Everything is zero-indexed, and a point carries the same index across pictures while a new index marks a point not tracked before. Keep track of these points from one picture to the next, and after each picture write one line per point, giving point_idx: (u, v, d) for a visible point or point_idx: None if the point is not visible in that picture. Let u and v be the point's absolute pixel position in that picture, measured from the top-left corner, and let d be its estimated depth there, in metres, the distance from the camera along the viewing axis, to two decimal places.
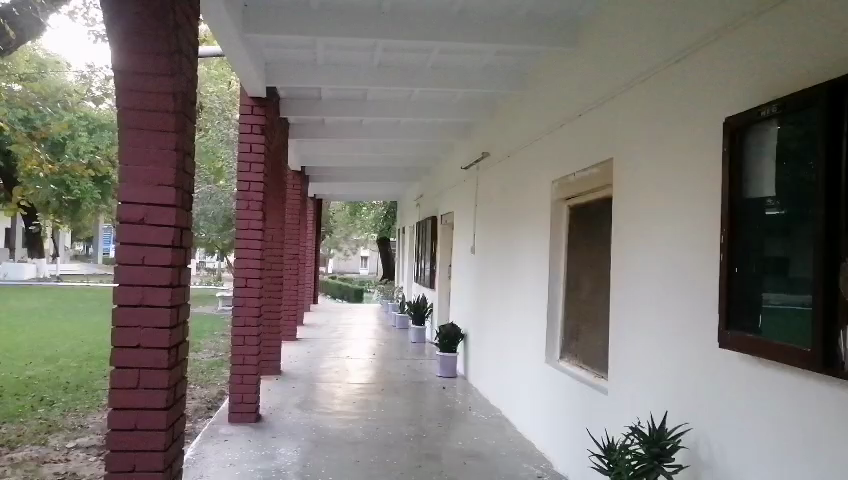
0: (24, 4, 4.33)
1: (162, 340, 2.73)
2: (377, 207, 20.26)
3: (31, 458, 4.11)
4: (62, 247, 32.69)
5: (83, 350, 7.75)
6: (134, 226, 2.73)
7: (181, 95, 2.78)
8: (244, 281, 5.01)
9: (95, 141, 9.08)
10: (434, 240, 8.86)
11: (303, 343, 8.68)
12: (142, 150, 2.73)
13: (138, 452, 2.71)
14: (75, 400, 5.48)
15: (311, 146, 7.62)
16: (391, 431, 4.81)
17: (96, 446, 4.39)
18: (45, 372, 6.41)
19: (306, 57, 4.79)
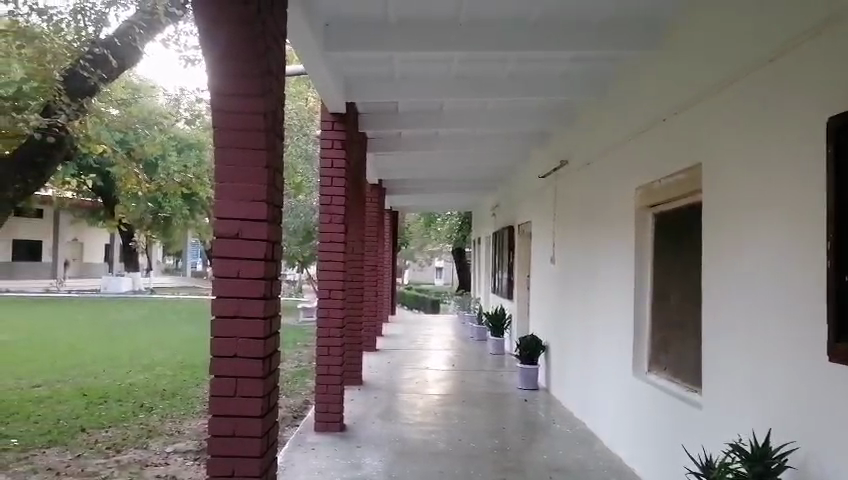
0: (124, 35, 4.63)
1: (257, 350, 2.84)
2: (451, 218, 20.29)
3: (135, 461, 4.35)
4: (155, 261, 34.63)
5: (177, 359, 8.16)
6: (229, 241, 2.85)
7: (271, 114, 2.89)
8: (327, 292, 5.11)
9: (185, 160, 9.59)
10: (512, 250, 8.80)
11: (383, 353, 8.80)
12: (236, 167, 2.85)
13: (236, 458, 2.81)
14: (171, 406, 5.76)
15: (388, 160, 7.77)
16: (474, 442, 4.80)
17: (193, 451, 4.60)
18: (144, 379, 6.79)
19: (384, 73, 4.89)
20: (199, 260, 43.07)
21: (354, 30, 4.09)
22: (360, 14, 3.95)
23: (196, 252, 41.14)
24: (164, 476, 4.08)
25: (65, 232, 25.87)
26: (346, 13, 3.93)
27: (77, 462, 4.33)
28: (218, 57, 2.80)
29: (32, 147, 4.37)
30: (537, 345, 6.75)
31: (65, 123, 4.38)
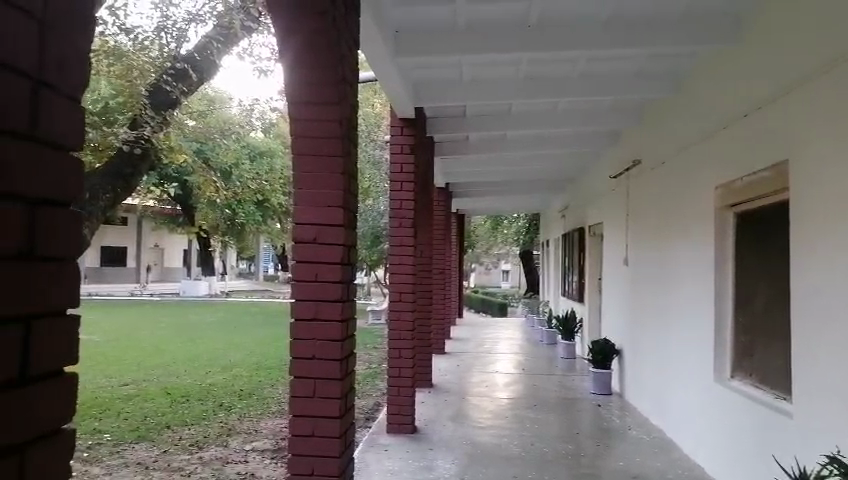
0: (203, 49, 4.88)
1: (334, 352, 2.90)
2: (519, 220, 20.11)
3: (217, 458, 4.52)
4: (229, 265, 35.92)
5: (253, 360, 8.43)
6: (308, 245, 2.93)
7: (345, 121, 2.94)
8: (397, 295, 5.16)
9: (258, 168, 9.92)
10: (582, 252, 8.64)
11: (452, 356, 8.81)
12: (313, 174, 2.92)
13: (315, 457, 2.88)
14: (248, 406, 5.96)
15: (455, 163, 7.80)
16: (547, 447, 4.73)
17: (269, 450, 4.74)
18: (221, 379, 7.06)
19: (452, 77, 4.91)
20: (269, 263, 44.46)
21: (424, 36, 4.13)
22: (430, 21, 4.00)
23: (268, 255, 42.53)
24: (244, 473, 4.24)
25: (147, 238, 27.21)
26: (417, 19, 3.98)
27: (163, 457, 4.54)
28: (295, 67, 2.87)
29: (122, 159, 4.64)
30: (610, 349, 6.60)
31: (150, 134, 4.60)
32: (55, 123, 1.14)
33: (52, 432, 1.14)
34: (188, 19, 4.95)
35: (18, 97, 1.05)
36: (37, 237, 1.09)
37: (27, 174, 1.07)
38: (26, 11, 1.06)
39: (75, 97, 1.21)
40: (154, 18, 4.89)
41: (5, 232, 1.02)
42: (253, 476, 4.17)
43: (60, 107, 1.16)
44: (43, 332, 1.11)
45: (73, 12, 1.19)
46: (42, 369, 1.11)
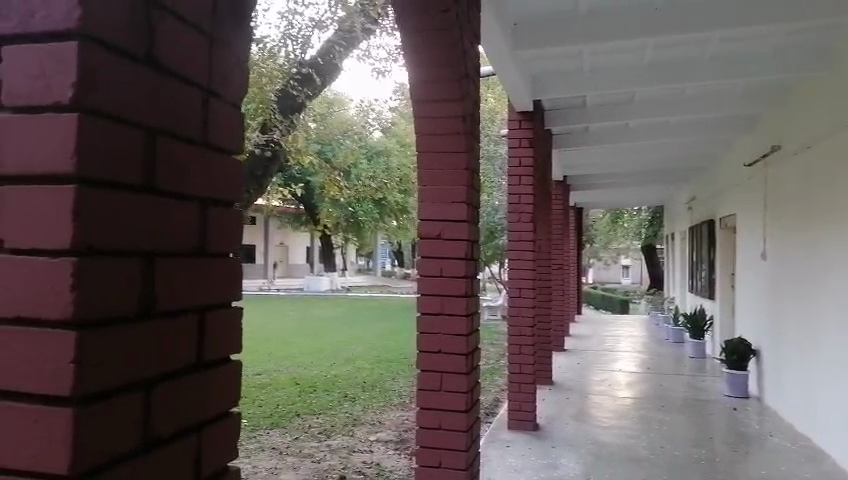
0: (326, 54, 5.15)
1: (461, 347, 2.94)
2: (642, 212, 19.31)
3: (344, 447, 4.71)
4: (349, 261, 37.35)
5: (375, 353, 8.70)
6: (433, 240, 2.98)
7: (468, 117, 2.96)
8: (517, 291, 5.11)
9: (377, 168, 10.23)
10: (712, 246, 8.14)
11: (572, 354, 8.62)
12: (438, 171, 2.97)
13: (443, 450, 2.92)
14: (371, 398, 6.16)
15: (573, 156, 7.61)
16: (678, 451, 4.52)
17: (393, 441, 4.86)
18: (346, 371, 7.35)
19: (571, 67, 4.79)
20: (386, 260, 45.76)
21: (546, 27, 4.05)
22: (551, 9, 3.92)
23: (385, 252, 43.84)
24: (370, 462, 4.39)
25: (273, 236, 28.90)
26: (538, 9, 3.92)
27: (295, 443, 4.80)
28: (418, 65, 2.91)
29: (253, 162, 4.93)
30: (747, 350, 6.17)
31: (279, 137, 4.88)
32: (222, 130, 1.23)
33: (224, 410, 1.24)
34: (312, 26, 5.14)
35: (192, 107, 1.15)
36: (208, 233, 1.19)
37: (201, 178, 1.17)
38: (198, 26, 1.15)
39: (237, 105, 1.29)
40: (280, 27, 5.07)
41: (181, 231, 1.12)
42: (378, 466, 4.32)
43: (227, 113, 1.25)
44: (215, 320, 1.21)
45: (236, 25, 1.28)
46: (215, 355, 1.21)
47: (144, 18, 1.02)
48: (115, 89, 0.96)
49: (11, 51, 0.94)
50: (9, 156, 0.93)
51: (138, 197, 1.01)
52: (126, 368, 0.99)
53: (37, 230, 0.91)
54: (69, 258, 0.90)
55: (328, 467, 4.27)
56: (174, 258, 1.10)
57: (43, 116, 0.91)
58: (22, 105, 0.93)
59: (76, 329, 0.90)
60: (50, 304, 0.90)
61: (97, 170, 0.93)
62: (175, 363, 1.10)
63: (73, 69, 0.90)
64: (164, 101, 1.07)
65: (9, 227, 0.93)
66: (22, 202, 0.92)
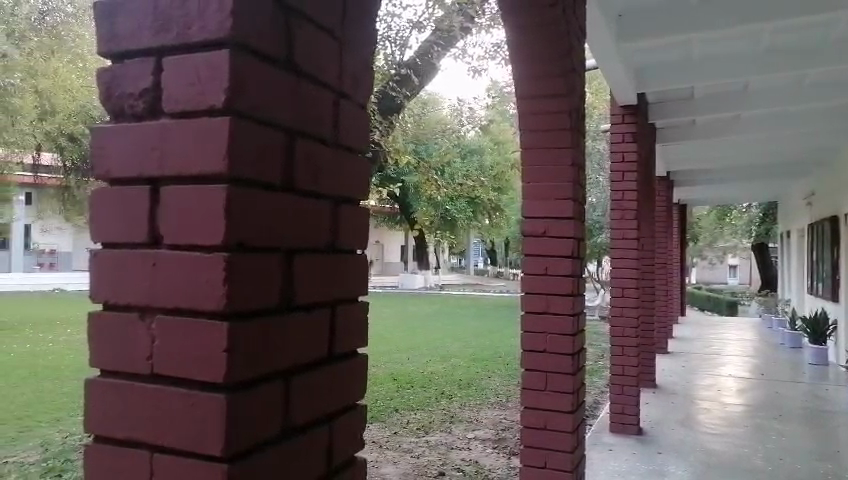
0: (425, 54, 5.13)
1: (566, 346, 2.91)
2: (752, 208, 18.21)
3: (442, 443, 4.75)
4: (442, 260, 37.66)
5: (470, 352, 8.72)
6: (536, 238, 2.97)
7: (574, 113, 2.89)
8: (620, 290, 4.95)
9: (471, 166, 10.28)
10: (835, 245, 7.55)
11: (676, 357, 8.26)
12: (542, 167, 2.94)
13: (548, 450, 2.90)
14: (468, 395, 6.18)
15: (678, 150, 7.30)
16: (798, 464, 4.23)
17: (491, 439, 4.85)
18: (442, 368, 7.41)
19: (678, 56, 4.61)
20: (479, 258, 45.76)
21: (652, 15, 3.91)
22: None
23: (478, 250, 43.88)
24: (469, 460, 4.40)
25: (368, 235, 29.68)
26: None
27: (394, 437, 4.89)
28: (521, 62, 2.86)
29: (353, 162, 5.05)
30: None
31: (379, 138, 4.89)
32: (352, 130, 1.28)
33: (352, 403, 1.28)
34: (410, 27, 5.25)
35: (326, 109, 1.19)
36: (338, 230, 1.23)
37: (334, 177, 1.21)
38: (329, 30, 1.19)
39: (363, 105, 1.33)
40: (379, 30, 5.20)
41: (317, 229, 1.16)
42: (477, 464, 4.32)
43: (355, 114, 1.29)
44: (345, 315, 1.25)
45: (363, 28, 1.32)
46: (344, 349, 1.25)
47: (284, 25, 1.07)
48: (260, 93, 1.02)
49: (169, 61, 1.00)
50: (167, 160, 1.00)
51: (279, 196, 1.06)
52: (269, 360, 1.04)
53: (192, 228, 0.97)
54: (221, 254, 0.96)
55: (426, 463, 4.33)
56: (310, 255, 1.15)
57: (198, 120, 0.98)
58: (179, 110, 1.00)
59: (228, 321, 0.96)
60: (204, 297, 0.96)
61: (245, 171, 0.99)
62: (311, 355, 1.15)
63: (225, 75, 0.96)
64: (302, 104, 1.12)
65: (167, 225, 1.00)
66: (178, 203, 0.99)
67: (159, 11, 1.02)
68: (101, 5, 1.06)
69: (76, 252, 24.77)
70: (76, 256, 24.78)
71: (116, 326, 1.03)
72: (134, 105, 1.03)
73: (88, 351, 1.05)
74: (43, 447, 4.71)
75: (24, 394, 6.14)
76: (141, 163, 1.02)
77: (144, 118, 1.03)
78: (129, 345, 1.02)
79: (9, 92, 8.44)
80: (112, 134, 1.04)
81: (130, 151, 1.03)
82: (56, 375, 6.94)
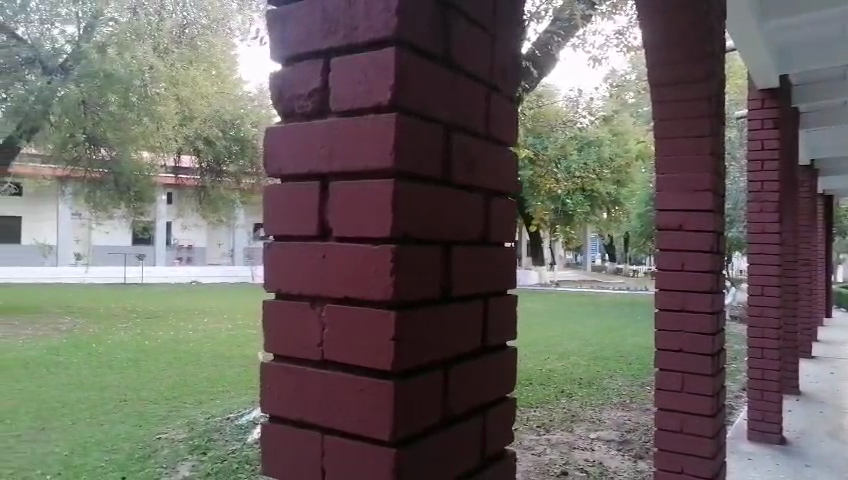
0: (544, 45, 5.05)
1: (705, 346, 2.78)
2: None
3: (563, 442, 4.66)
4: (558, 255, 36.83)
5: (589, 350, 8.47)
6: (673, 232, 2.86)
7: (714, 99, 2.71)
8: (760, 288, 4.63)
9: (588, 159, 9.99)
10: None
11: (822, 362, 7.59)
12: (680, 158, 2.80)
13: (685, 455, 2.79)
14: (589, 395, 6.02)
15: (825, 135, 6.68)
16: None
17: (615, 441, 4.70)
18: (561, 366, 7.28)
19: (829, 33, 4.23)
20: (595, 254, 44.34)
21: None
22: None
23: (595, 245, 42.53)
24: (592, 461, 4.29)
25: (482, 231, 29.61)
26: None
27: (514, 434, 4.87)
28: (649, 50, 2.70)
29: None
30: None
31: None
32: (503, 124, 1.28)
33: (502, 395, 1.28)
34: (528, 18, 5.20)
35: (480, 102, 1.20)
36: (491, 222, 1.24)
37: (488, 170, 1.22)
38: (484, 25, 1.21)
39: (513, 98, 1.32)
40: None
41: (471, 220, 1.17)
42: (601, 465, 4.20)
43: (505, 107, 1.29)
44: (497, 308, 1.26)
45: (513, 17, 1.31)
46: (496, 341, 1.26)
47: (443, 23, 1.09)
48: (423, 90, 1.04)
49: (338, 62, 1.05)
50: (335, 156, 1.05)
51: (438, 190, 1.08)
52: (431, 350, 1.06)
53: (361, 220, 1.01)
54: (389, 246, 0.99)
55: (548, 461, 4.27)
56: (466, 247, 1.16)
57: (365, 118, 1.01)
58: (348, 108, 1.04)
59: (395, 310, 0.99)
60: (372, 286, 1.00)
61: (410, 166, 1.02)
62: (466, 346, 1.16)
63: (392, 74, 0.99)
64: (460, 97, 1.14)
65: (336, 219, 1.05)
66: (346, 198, 1.03)
67: (327, 17, 1.07)
68: (274, 14, 1.13)
69: (211, 247, 26.75)
70: (209, 250, 26.73)
71: (288, 313, 1.10)
72: (303, 106, 1.10)
73: (261, 336, 1.12)
74: (189, 426, 5.12)
75: (170, 377, 6.71)
76: (310, 161, 1.08)
77: (312, 117, 1.09)
78: (300, 333, 1.08)
79: (157, 100, 9.58)
80: (281, 133, 1.11)
81: (300, 150, 1.09)
82: (197, 361, 7.53)
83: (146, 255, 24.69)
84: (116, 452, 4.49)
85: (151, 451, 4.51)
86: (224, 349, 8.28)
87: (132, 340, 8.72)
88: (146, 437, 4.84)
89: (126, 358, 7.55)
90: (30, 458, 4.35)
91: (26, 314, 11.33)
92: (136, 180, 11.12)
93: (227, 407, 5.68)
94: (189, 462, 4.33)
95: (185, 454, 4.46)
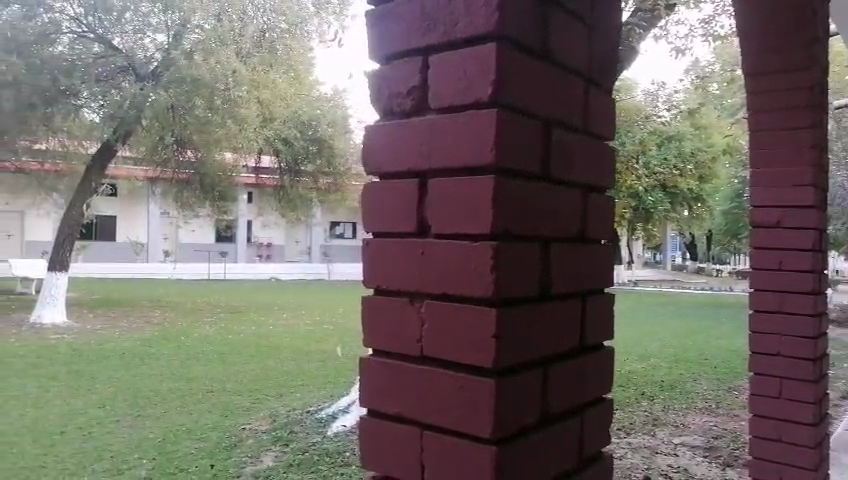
0: (626, 38, 4.89)
1: (806, 350, 2.63)
2: None
3: (645, 446, 4.51)
4: (636, 254, 35.71)
5: (671, 353, 8.16)
6: (770, 229, 2.73)
7: (818, 88, 2.53)
8: None
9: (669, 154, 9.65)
10: None
11: None
12: (777, 152, 2.65)
13: (784, 465, 2.66)
14: (672, 398, 5.81)
15: None
16: None
17: (701, 448, 4.51)
18: (642, 368, 7.06)
19: None
20: (676, 253, 42.69)
21: None
22: None
23: (676, 244, 41.05)
24: (676, 467, 4.13)
25: None
26: None
27: None
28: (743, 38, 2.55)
29: None
30: None
31: None
32: (601, 120, 1.25)
33: (599, 396, 1.25)
34: None
35: (578, 95, 1.17)
36: (588, 219, 1.21)
37: (585, 165, 1.19)
38: (582, 17, 1.18)
39: (610, 92, 1.29)
40: None
41: (570, 216, 1.15)
42: (686, 472, 4.04)
43: (602, 103, 1.26)
44: (595, 306, 1.23)
45: (611, 9, 1.28)
46: (593, 341, 1.23)
47: (542, 16, 1.08)
48: (523, 86, 1.03)
49: (437, 59, 1.05)
50: (434, 154, 1.05)
51: (538, 186, 1.07)
52: (529, 349, 1.05)
53: (461, 215, 1.01)
54: (490, 243, 0.98)
55: (630, 464, 4.15)
56: (564, 245, 1.14)
57: (466, 114, 1.01)
58: (447, 106, 1.04)
59: (497, 308, 0.99)
60: (473, 283, 1.00)
61: (510, 162, 1.01)
62: (564, 345, 1.14)
63: (492, 71, 0.99)
64: (558, 91, 1.12)
65: (434, 215, 1.05)
66: (446, 194, 1.03)
67: (426, 14, 1.07)
68: (373, 14, 1.15)
69: (289, 245, 27.56)
70: (288, 248, 27.57)
71: (387, 309, 1.11)
72: (402, 103, 1.11)
73: (361, 332, 1.14)
74: (271, 418, 5.29)
75: (254, 370, 6.97)
76: (408, 159, 1.09)
77: (411, 115, 1.10)
78: (400, 328, 1.09)
79: (239, 103, 9.88)
80: (379, 131, 1.13)
81: (398, 147, 1.10)
82: (278, 355, 7.79)
83: (228, 252, 25.72)
84: (205, 440, 4.71)
85: (237, 441, 4.70)
86: (305, 344, 8.54)
87: (217, 334, 9.11)
88: (231, 427, 5.04)
89: (212, 351, 7.91)
90: (127, 443, 4.62)
91: (120, 307, 12.05)
92: (220, 180, 11.61)
93: (307, 401, 5.84)
94: (273, 452, 4.48)
95: (268, 444, 4.62)
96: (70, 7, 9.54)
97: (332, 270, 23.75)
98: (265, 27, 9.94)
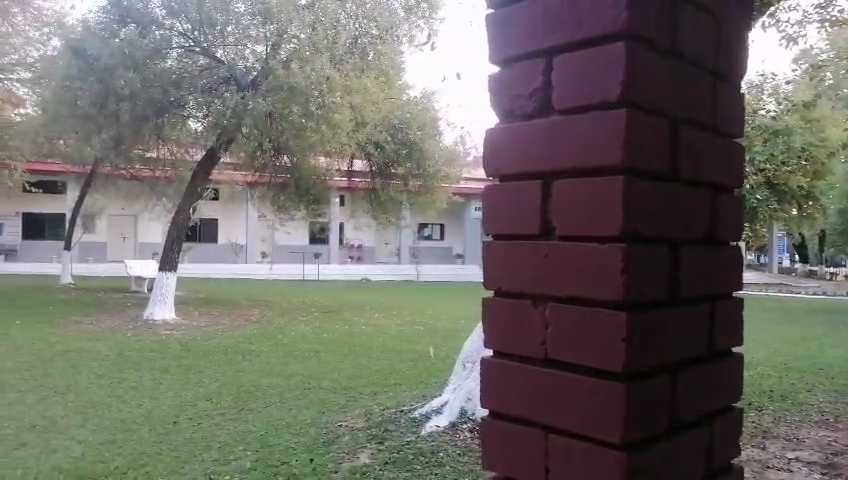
0: None
1: None
2: None
3: (755, 460, 4.26)
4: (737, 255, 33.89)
5: (780, 360, 7.68)
6: None
7: None
8: None
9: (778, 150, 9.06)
10: None
11: None
12: None
13: None
14: (783, 409, 5.47)
15: None
16: None
17: (818, 464, 4.20)
18: (748, 376, 6.68)
19: None
20: (782, 255, 40.11)
21: None
22: None
23: (782, 244, 38.61)
24: None
25: None
26: None
27: None
28: None
29: None
30: None
31: None
32: (729, 115, 1.19)
33: (729, 404, 1.20)
34: None
35: (707, 91, 1.13)
36: (717, 220, 1.16)
37: (714, 164, 1.15)
38: (710, 8, 1.13)
39: (738, 88, 1.23)
40: None
41: (698, 216, 1.11)
42: None
43: (730, 97, 1.20)
44: (724, 311, 1.18)
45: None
46: (722, 346, 1.18)
47: (670, 11, 1.04)
48: (650, 84, 1.00)
49: (562, 60, 1.04)
50: (559, 155, 1.04)
51: (668, 186, 1.04)
52: (659, 352, 1.02)
53: (587, 216, 1.00)
54: (619, 244, 0.96)
55: None
56: (693, 247, 1.10)
57: (592, 114, 1.00)
58: (572, 106, 1.03)
59: (626, 311, 0.97)
60: (601, 285, 0.98)
61: (639, 162, 0.99)
62: (694, 351, 1.10)
63: (620, 69, 0.97)
64: (686, 87, 1.08)
65: (559, 217, 1.04)
66: (570, 195, 1.02)
67: (549, 15, 1.07)
68: (494, 18, 1.15)
69: (379, 246, 28.15)
70: (378, 249, 28.18)
71: (509, 311, 1.11)
72: (524, 106, 1.11)
73: (483, 333, 1.15)
74: (365, 416, 5.40)
75: (347, 369, 7.16)
76: (531, 161, 1.08)
77: (533, 117, 1.10)
78: (523, 329, 1.09)
79: (333, 109, 9.97)
80: (500, 135, 1.13)
81: (522, 148, 1.10)
82: (371, 354, 7.96)
83: (321, 253, 26.57)
84: (302, 435, 4.86)
85: (333, 437, 4.82)
86: (397, 344, 8.67)
87: (312, 333, 9.44)
88: (328, 423, 5.19)
89: (308, 349, 8.18)
90: (231, 436, 4.84)
91: (222, 306, 12.73)
92: (314, 184, 12.01)
93: (400, 400, 5.92)
94: (368, 450, 4.56)
95: (363, 442, 4.72)
96: (178, 23, 10.16)
97: (421, 271, 24.03)
98: (358, 32, 10.61)
